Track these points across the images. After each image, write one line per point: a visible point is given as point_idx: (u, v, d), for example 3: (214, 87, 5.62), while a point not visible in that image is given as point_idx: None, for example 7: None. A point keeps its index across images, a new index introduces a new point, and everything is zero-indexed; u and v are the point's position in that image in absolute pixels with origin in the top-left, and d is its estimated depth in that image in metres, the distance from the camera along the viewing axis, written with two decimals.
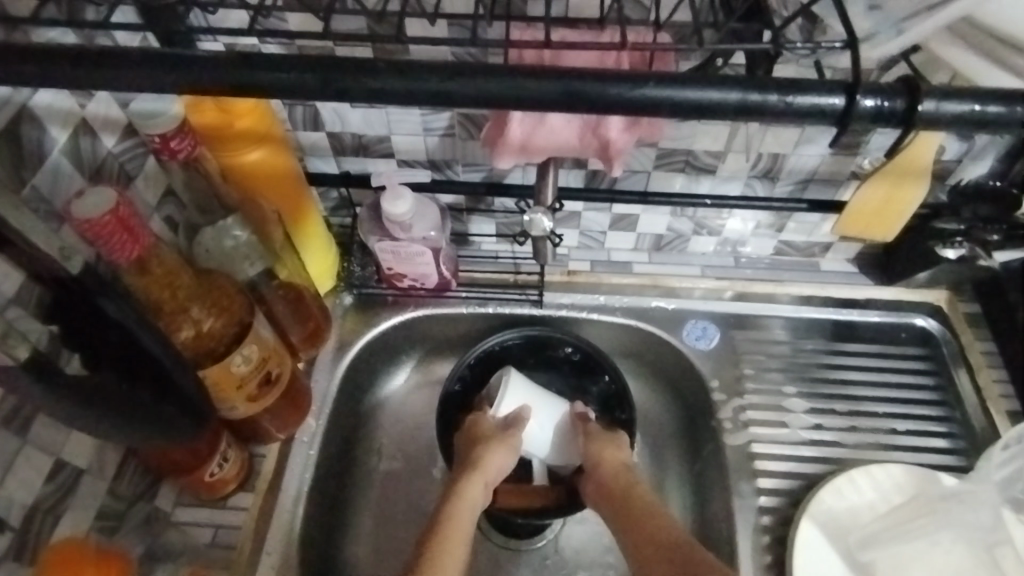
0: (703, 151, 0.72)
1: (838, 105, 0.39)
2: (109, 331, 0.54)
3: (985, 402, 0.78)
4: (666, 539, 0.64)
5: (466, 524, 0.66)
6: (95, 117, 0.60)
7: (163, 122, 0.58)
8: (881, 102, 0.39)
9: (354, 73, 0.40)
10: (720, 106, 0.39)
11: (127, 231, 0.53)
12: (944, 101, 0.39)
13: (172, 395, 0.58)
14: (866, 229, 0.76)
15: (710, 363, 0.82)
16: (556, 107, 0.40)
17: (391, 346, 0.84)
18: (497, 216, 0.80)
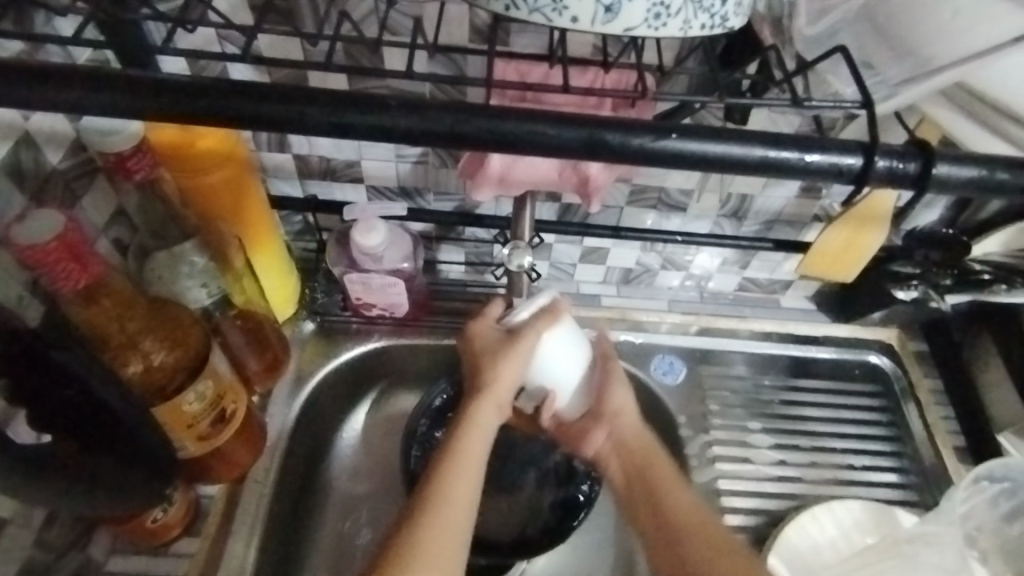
0: (675, 189, 0.72)
1: (853, 165, 0.39)
2: (64, 385, 0.51)
3: (933, 437, 0.79)
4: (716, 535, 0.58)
5: (478, 456, 0.57)
6: (39, 130, 0.55)
7: (120, 141, 0.54)
8: (895, 163, 0.40)
9: (363, 111, 0.38)
10: (739, 161, 0.39)
11: (74, 258, 0.49)
12: (955, 166, 0.40)
13: (138, 455, 0.56)
14: (826, 272, 0.77)
15: (676, 398, 0.82)
16: (570, 154, 0.39)
17: (354, 378, 0.81)
18: (466, 245, 0.79)
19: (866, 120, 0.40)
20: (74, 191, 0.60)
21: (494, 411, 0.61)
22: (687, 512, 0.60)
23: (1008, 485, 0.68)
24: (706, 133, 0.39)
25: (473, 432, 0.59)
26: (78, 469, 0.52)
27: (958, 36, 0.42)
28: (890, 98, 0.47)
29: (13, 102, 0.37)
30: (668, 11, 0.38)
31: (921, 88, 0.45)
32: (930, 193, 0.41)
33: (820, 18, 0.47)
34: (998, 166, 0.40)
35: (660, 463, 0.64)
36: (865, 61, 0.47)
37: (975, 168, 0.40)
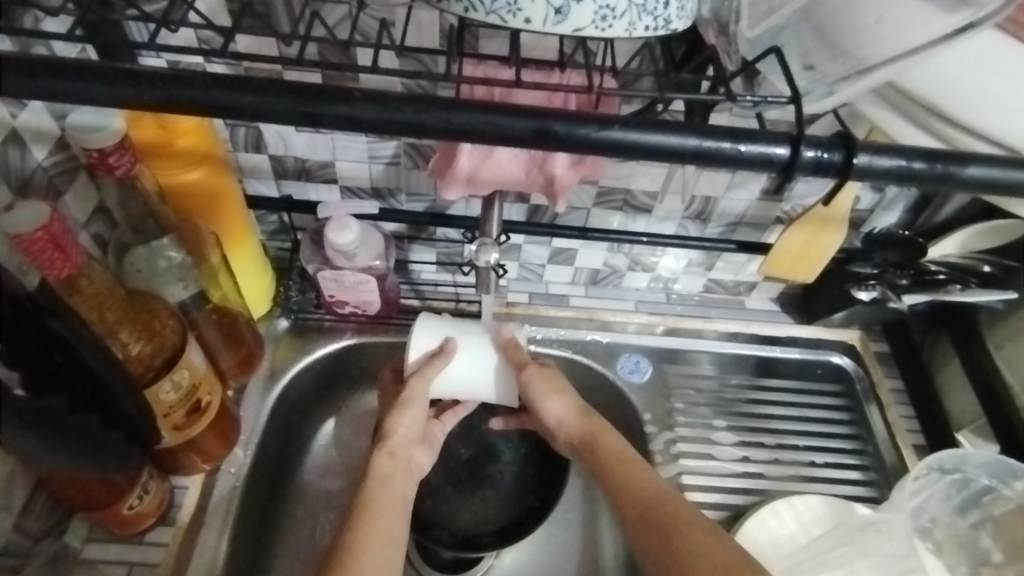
0: (640, 191, 0.74)
1: (781, 154, 0.42)
2: (54, 352, 0.49)
3: (893, 437, 0.81)
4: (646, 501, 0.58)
5: (389, 509, 0.59)
6: (26, 127, 0.56)
7: (103, 138, 0.55)
8: (822, 153, 0.42)
9: (331, 101, 0.40)
10: (678, 150, 0.41)
11: (58, 248, 0.50)
12: (875, 156, 0.42)
13: (118, 420, 0.56)
14: (788, 271, 0.79)
15: (644, 397, 0.84)
16: (526, 144, 0.41)
17: (326, 375, 0.82)
18: (438, 245, 0.81)
19: (795, 113, 0.43)
20: (59, 187, 0.61)
21: (391, 463, 0.63)
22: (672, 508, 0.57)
23: (958, 477, 0.70)
24: (653, 125, 0.41)
25: (381, 486, 0.60)
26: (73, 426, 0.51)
27: (886, 38, 0.44)
28: (825, 98, 0.48)
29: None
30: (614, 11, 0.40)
31: (859, 86, 0.47)
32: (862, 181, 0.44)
33: (762, 20, 0.50)
34: (914, 157, 0.42)
35: (604, 429, 0.65)
36: (808, 64, 0.49)
37: (893, 158, 0.42)
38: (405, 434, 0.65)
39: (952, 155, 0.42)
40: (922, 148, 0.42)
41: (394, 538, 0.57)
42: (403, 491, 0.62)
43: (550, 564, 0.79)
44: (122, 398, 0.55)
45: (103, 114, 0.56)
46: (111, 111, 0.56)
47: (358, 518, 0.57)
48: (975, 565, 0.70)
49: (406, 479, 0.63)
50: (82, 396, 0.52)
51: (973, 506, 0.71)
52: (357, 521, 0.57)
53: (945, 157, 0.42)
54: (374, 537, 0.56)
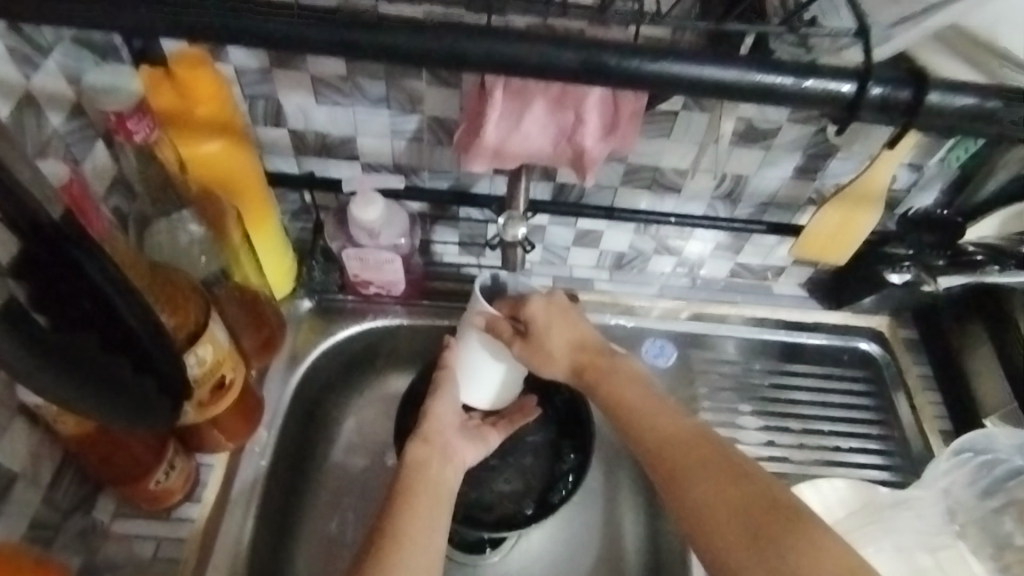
0: (670, 168, 0.72)
1: (848, 91, 0.43)
2: (80, 299, 0.49)
3: (921, 423, 0.80)
4: (678, 440, 0.56)
5: (432, 498, 0.60)
6: (40, 91, 0.54)
7: (121, 99, 0.55)
8: (889, 91, 0.42)
9: (368, 30, 0.42)
10: (736, 86, 0.42)
11: (82, 209, 0.52)
12: (949, 93, 0.43)
13: (150, 365, 0.53)
14: (821, 253, 0.77)
15: (669, 379, 0.83)
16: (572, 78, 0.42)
17: (350, 357, 0.82)
18: (462, 227, 0.80)
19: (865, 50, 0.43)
20: (77, 153, 0.59)
21: (432, 452, 0.64)
22: (694, 442, 0.56)
23: (990, 459, 0.69)
24: (714, 60, 0.42)
25: (420, 476, 0.61)
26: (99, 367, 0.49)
27: None
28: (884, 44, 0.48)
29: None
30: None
31: (915, 30, 0.47)
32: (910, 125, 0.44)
33: None
34: (989, 96, 0.43)
35: (625, 377, 0.62)
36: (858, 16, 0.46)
37: (966, 96, 0.43)
38: (443, 420, 0.67)
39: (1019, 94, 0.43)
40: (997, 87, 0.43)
41: (437, 529, 0.57)
42: (448, 482, 0.62)
43: (571, 548, 0.78)
44: (153, 348, 0.53)
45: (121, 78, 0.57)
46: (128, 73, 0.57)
47: (394, 510, 0.58)
48: (999, 548, 0.66)
49: (445, 465, 0.64)
50: (111, 339, 0.51)
51: (1000, 490, 0.68)
52: (395, 511, 0.58)
53: None
54: (414, 528, 0.56)
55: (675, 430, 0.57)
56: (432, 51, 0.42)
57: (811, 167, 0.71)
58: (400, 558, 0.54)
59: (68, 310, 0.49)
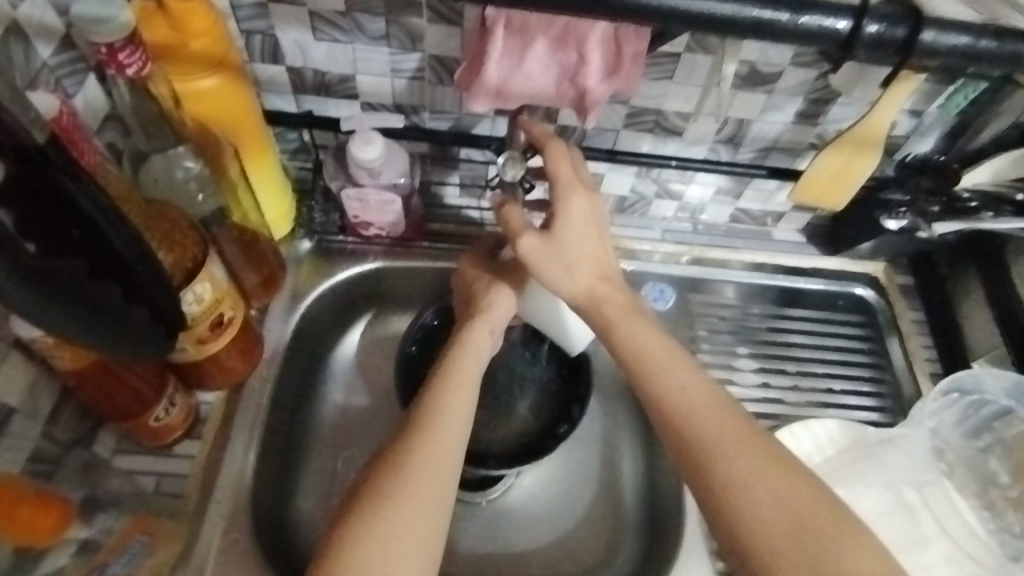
0: (673, 112, 0.72)
1: (843, 28, 0.45)
2: (70, 226, 0.46)
3: (912, 366, 0.81)
4: (704, 413, 0.54)
5: (470, 380, 0.61)
6: (28, 20, 0.54)
7: (111, 31, 0.52)
8: (884, 28, 0.45)
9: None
10: (732, 20, 0.44)
11: (71, 141, 0.50)
12: (942, 32, 0.45)
13: (143, 294, 0.52)
14: (819, 199, 0.77)
15: (668, 322, 0.84)
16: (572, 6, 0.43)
17: (352, 297, 0.83)
18: (462, 167, 0.80)
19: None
20: (66, 85, 0.59)
21: (483, 333, 0.65)
22: (719, 417, 0.54)
23: (975, 398, 0.70)
24: None
25: (466, 351, 0.63)
26: (97, 295, 0.47)
27: None
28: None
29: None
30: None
31: None
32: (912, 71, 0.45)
33: None
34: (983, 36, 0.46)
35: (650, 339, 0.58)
36: None
37: (959, 36, 0.46)
38: (500, 310, 0.67)
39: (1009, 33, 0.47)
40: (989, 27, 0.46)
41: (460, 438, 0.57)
42: (484, 360, 0.63)
43: (566, 481, 0.80)
44: (140, 269, 0.51)
45: (109, 4, 0.52)
46: (118, 1, 0.53)
47: (433, 390, 0.59)
48: (984, 485, 0.69)
49: (479, 373, 0.62)
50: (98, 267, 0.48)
51: (986, 430, 0.70)
52: (436, 388, 0.59)
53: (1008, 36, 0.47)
54: (453, 410, 0.58)
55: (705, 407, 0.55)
56: None
57: (813, 111, 0.71)
58: (434, 439, 0.56)
59: (58, 237, 0.46)
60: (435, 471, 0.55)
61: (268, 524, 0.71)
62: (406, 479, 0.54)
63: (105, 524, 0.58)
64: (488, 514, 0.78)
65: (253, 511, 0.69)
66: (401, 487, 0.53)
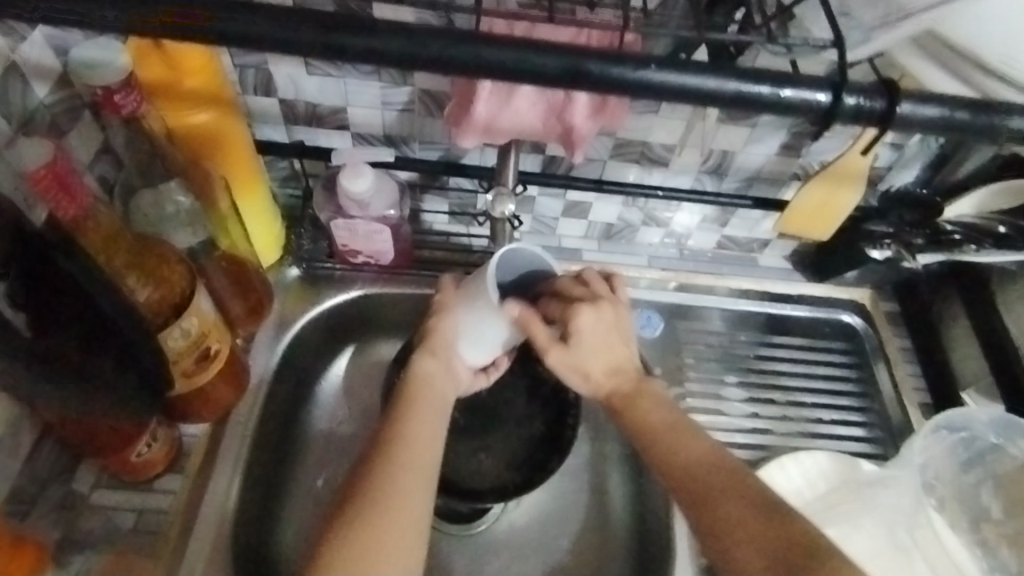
0: (658, 143, 0.72)
1: (823, 100, 0.43)
2: (66, 300, 0.51)
3: (900, 395, 0.81)
4: (691, 451, 0.58)
5: (432, 408, 0.61)
6: (27, 61, 0.55)
7: (107, 74, 0.54)
8: (863, 101, 0.43)
9: (354, 33, 0.40)
10: (718, 93, 0.42)
11: (62, 188, 0.51)
12: (919, 105, 0.44)
13: (134, 364, 0.56)
14: (805, 228, 0.78)
15: (655, 350, 0.84)
16: (553, 84, 0.41)
17: (337, 325, 0.82)
18: (451, 195, 0.80)
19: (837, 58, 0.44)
20: (63, 126, 0.58)
21: (435, 362, 0.64)
22: (699, 449, 0.58)
23: (964, 435, 0.70)
24: (684, 65, 0.42)
25: (424, 382, 0.62)
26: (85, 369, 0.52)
27: None
28: (865, 42, 0.48)
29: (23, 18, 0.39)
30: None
31: (893, 34, 0.47)
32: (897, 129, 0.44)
33: None
34: (960, 107, 0.44)
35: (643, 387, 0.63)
36: (844, 11, 0.48)
37: (937, 107, 0.44)
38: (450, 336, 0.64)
39: (996, 106, 0.44)
40: (963, 99, 0.44)
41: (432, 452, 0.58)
42: (446, 392, 0.64)
43: (554, 511, 0.80)
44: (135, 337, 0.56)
45: (107, 49, 0.55)
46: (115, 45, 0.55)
47: (397, 415, 0.60)
48: (975, 522, 0.69)
49: (446, 383, 0.64)
50: (98, 340, 0.53)
51: (977, 463, 0.70)
52: (399, 411, 0.60)
53: (984, 108, 0.44)
54: (419, 434, 0.59)
55: (695, 453, 0.58)
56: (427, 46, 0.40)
57: (796, 144, 0.72)
58: (404, 457, 0.56)
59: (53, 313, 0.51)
60: (409, 490, 0.55)
61: (251, 557, 0.71)
62: (386, 493, 0.54)
63: (84, 563, 0.60)
64: (476, 546, 0.77)
65: (234, 544, 0.68)
66: (378, 509, 0.53)
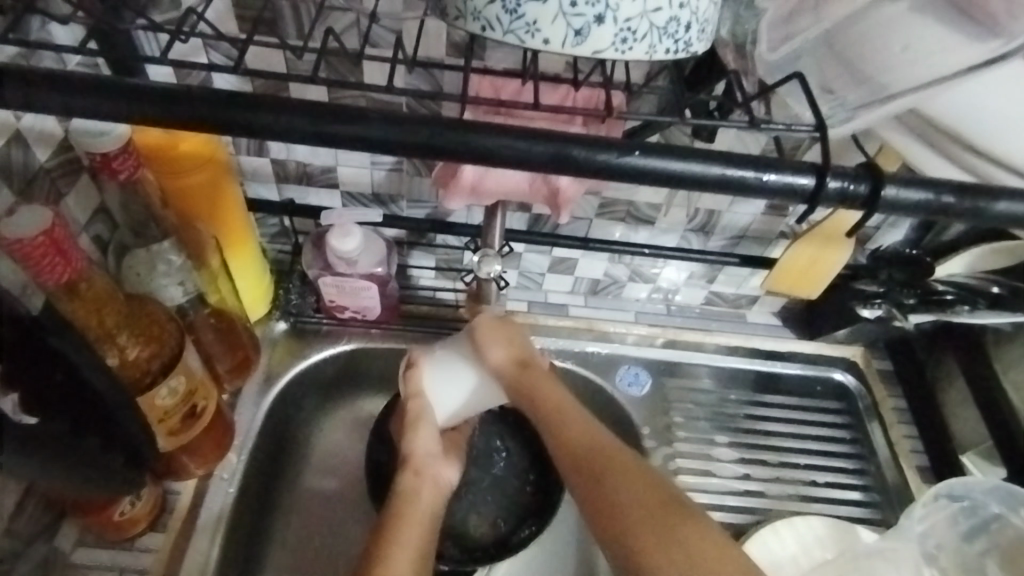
0: (644, 203, 0.73)
1: (807, 184, 0.42)
2: (54, 371, 0.50)
3: (896, 456, 0.79)
4: (606, 458, 0.58)
5: (424, 521, 0.61)
6: (29, 129, 0.55)
7: (106, 141, 0.54)
8: (847, 185, 0.42)
9: (346, 121, 0.40)
10: (703, 178, 0.41)
11: (59, 253, 0.49)
12: (903, 188, 0.42)
13: (118, 442, 0.56)
14: (795, 286, 0.78)
15: (642, 409, 0.83)
16: (545, 169, 0.41)
17: (324, 380, 0.82)
18: (437, 251, 0.80)
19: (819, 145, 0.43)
20: (60, 188, 0.59)
21: (421, 480, 0.64)
22: (613, 460, 0.58)
23: (966, 504, 0.69)
24: (673, 152, 0.41)
25: (416, 500, 0.62)
26: (74, 454, 0.51)
27: (921, 66, 0.42)
28: (847, 121, 0.48)
29: (16, 106, 0.39)
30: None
31: (878, 113, 0.46)
32: (882, 214, 0.44)
33: (780, 45, 0.48)
34: (944, 191, 0.42)
35: (563, 398, 0.63)
36: (826, 89, 0.48)
37: (922, 192, 0.42)
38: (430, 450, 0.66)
39: (982, 189, 0.43)
40: (950, 181, 0.43)
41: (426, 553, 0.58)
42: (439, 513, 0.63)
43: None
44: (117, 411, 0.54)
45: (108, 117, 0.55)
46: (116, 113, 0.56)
47: (390, 528, 0.59)
48: None
49: (436, 495, 0.64)
50: (83, 424, 0.52)
51: (981, 533, 0.69)
52: (392, 524, 0.59)
53: (974, 192, 0.43)
54: (413, 545, 0.58)
55: (569, 427, 0.61)
56: (422, 134, 0.40)
57: (781, 205, 0.72)
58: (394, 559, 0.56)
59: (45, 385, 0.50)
60: None
61: None
62: None
63: None
64: None
65: None
66: None
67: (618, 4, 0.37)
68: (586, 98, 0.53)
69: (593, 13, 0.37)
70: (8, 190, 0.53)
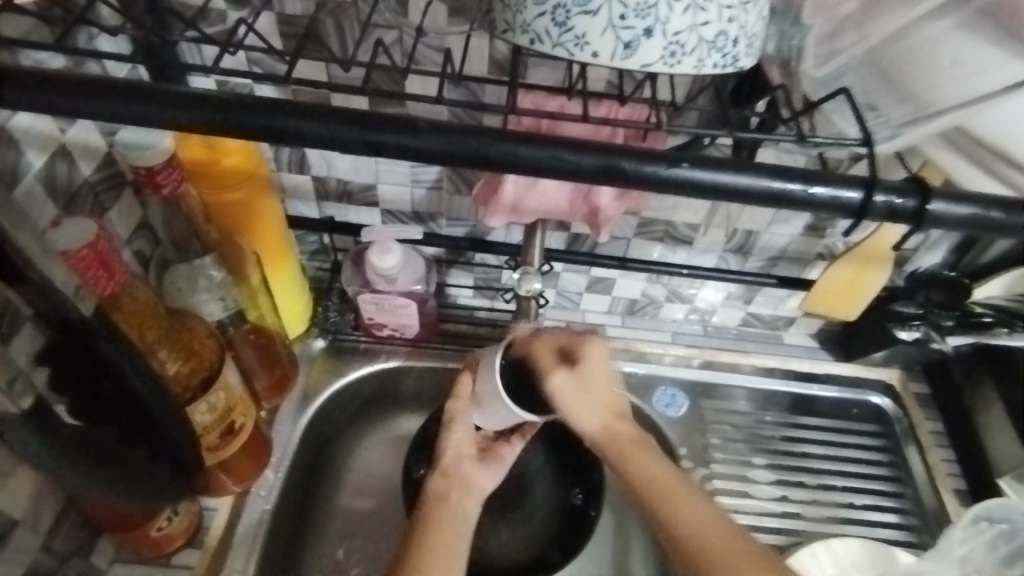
0: (682, 223, 0.73)
1: (856, 199, 0.42)
2: (102, 378, 0.51)
3: (934, 480, 0.78)
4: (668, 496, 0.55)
5: (454, 526, 0.59)
6: (74, 142, 0.57)
7: (149, 155, 0.55)
8: (896, 198, 0.42)
9: (394, 132, 0.41)
10: (750, 191, 0.41)
11: (102, 265, 0.51)
12: (953, 204, 0.42)
13: (164, 453, 0.57)
14: (832, 309, 0.78)
15: (676, 429, 0.82)
16: (592, 181, 0.42)
17: (359, 397, 0.82)
18: (476, 270, 0.81)
19: (869, 157, 0.43)
20: (104, 202, 0.61)
21: (455, 483, 0.64)
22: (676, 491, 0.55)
23: (1006, 528, 0.67)
24: (719, 163, 0.41)
25: (449, 504, 0.62)
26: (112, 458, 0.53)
27: (955, 84, 0.43)
28: (893, 138, 0.48)
29: (76, 114, 0.40)
30: (648, 12, 0.37)
31: (925, 130, 0.47)
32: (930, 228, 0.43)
33: (828, 61, 0.49)
34: (993, 207, 0.42)
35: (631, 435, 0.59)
36: (870, 104, 0.49)
37: (969, 207, 0.42)
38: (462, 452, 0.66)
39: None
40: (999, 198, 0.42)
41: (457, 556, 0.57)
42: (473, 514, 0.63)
43: None
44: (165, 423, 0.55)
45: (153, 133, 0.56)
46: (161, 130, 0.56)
47: (419, 533, 0.58)
48: None
49: (466, 498, 0.63)
50: (134, 432, 0.54)
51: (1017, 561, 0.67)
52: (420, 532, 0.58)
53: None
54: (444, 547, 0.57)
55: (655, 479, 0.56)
56: (468, 144, 0.41)
57: (819, 224, 0.72)
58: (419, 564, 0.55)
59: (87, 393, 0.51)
60: None
61: None
62: None
63: None
64: None
65: None
66: None
67: (668, 17, 0.38)
68: (634, 111, 0.54)
69: (643, 26, 0.38)
70: (53, 203, 0.55)
